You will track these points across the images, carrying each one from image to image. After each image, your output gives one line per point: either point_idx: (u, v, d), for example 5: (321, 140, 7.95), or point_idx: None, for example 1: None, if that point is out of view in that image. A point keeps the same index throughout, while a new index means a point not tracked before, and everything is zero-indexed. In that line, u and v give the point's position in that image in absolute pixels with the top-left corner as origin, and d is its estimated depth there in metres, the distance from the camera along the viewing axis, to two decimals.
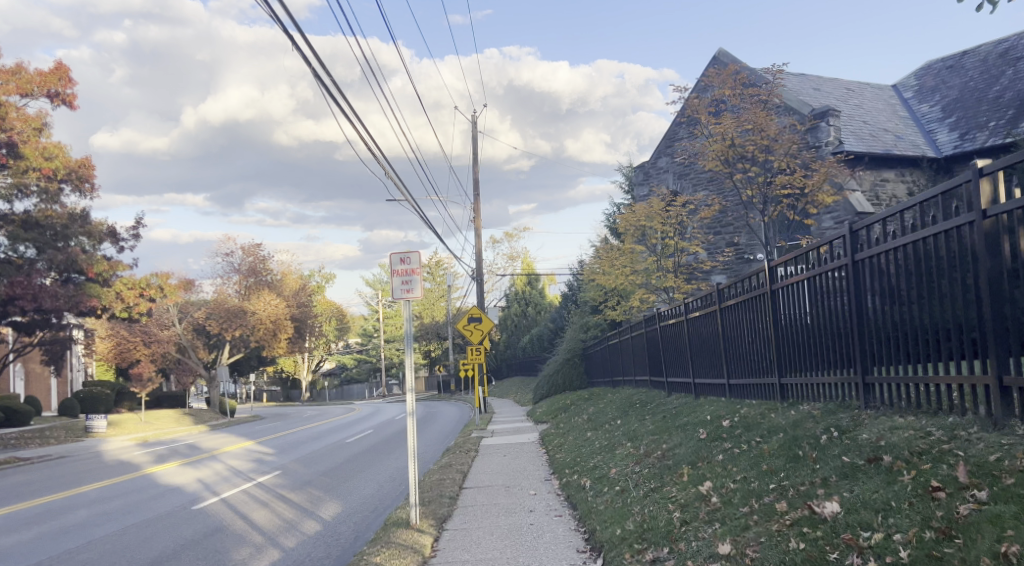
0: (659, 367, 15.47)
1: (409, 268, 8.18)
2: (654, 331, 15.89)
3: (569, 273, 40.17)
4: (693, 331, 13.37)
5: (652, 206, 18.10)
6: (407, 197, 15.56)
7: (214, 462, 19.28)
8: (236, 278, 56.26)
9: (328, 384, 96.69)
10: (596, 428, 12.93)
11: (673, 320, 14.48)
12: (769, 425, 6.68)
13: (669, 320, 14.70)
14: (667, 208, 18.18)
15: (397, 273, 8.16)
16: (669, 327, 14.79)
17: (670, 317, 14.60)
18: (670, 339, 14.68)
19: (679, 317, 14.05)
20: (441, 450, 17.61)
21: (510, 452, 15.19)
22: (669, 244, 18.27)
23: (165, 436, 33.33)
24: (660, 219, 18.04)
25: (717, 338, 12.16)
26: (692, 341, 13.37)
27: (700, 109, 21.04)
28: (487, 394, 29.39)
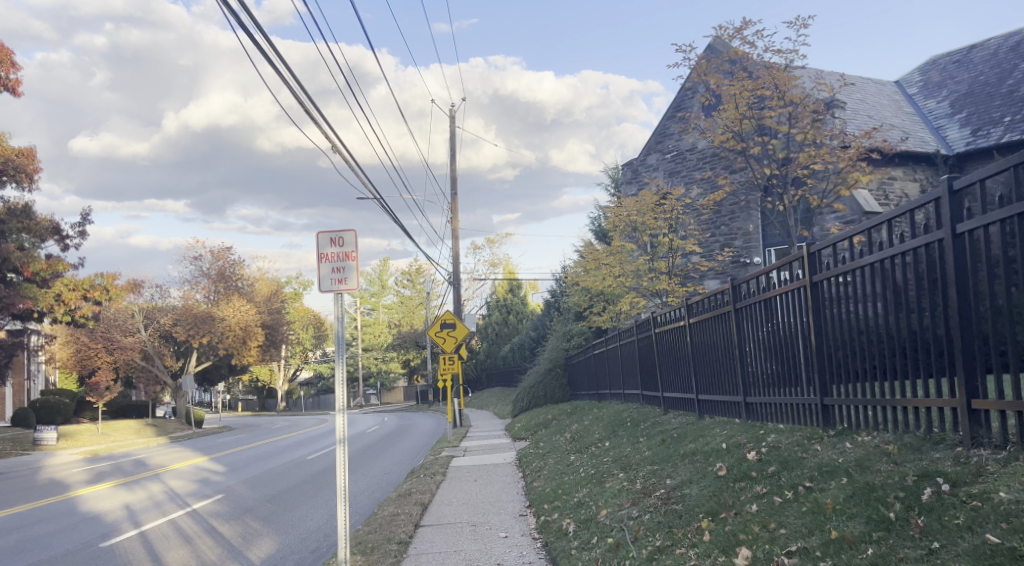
0: (654, 379, 13.70)
1: (342, 252, 6.28)
2: (648, 338, 14.11)
3: (552, 279, 38.38)
4: (695, 338, 11.57)
5: (644, 200, 16.37)
6: (356, 168, 13.52)
7: (153, 483, 17.26)
8: (206, 283, 54.03)
9: (305, 393, 94.22)
10: (583, 449, 11.09)
11: (670, 327, 12.70)
12: (815, 463, 4.93)
13: (666, 326, 12.94)
14: (664, 201, 16.54)
15: (326, 259, 6.27)
16: (666, 334, 13.00)
17: (667, 323, 12.84)
18: (668, 348, 12.90)
19: (678, 322, 12.28)
20: (407, 472, 15.74)
21: (482, 475, 13.34)
22: (666, 240, 16.48)
23: (118, 449, 31.23)
24: (655, 213, 16.36)
25: (733, 345, 10.11)
26: (695, 350, 11.56)
27: (708, 74, 19.42)
28: (463, 406, 27.51)
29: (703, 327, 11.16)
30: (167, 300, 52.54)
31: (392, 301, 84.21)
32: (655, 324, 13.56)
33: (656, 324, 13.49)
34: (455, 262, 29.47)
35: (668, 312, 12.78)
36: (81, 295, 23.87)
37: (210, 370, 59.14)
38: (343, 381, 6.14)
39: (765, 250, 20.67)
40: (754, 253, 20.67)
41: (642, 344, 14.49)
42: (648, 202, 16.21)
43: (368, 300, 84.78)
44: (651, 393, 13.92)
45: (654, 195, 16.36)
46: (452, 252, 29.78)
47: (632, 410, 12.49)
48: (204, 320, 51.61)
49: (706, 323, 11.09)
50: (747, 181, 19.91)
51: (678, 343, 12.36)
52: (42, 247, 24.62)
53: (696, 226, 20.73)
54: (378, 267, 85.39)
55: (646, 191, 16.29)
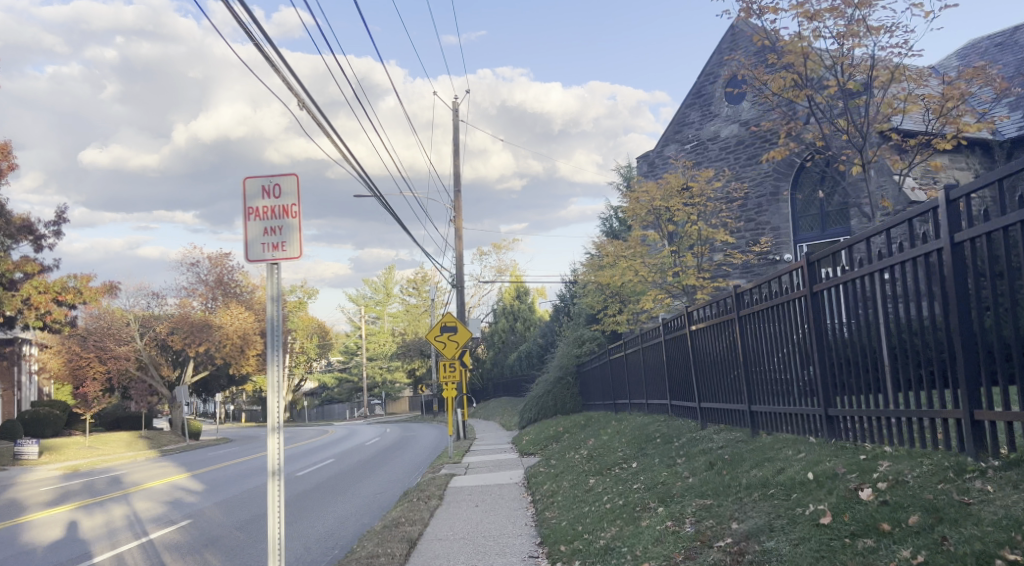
0: (689, 385, 11.46)
1: (276, 206, 4.43)
2: (683, 339, 11.81)
3: (562, 283, 36.53)
4: (747, 339, 9.00)
5: (667, 182, 14.62)
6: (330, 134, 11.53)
7: (118, 505, 15.51)
8: (202, 290, 52.40)
9: (310, 404, 92.58)
10: (610, 465, 9.30)
11: (714, 323, 10.23)
12: (1001, 515, 3.07)
13: (705, 323, 10.57)
14: (693, 183, 14.83)
15: (256, 216, 4.43)
16: (706, 334, 10.63)
17: (707, 319, 10.41)
18: (711, 351, 10.50)
19: (723, 319, 9.79)
20: (399, 494, 13.95)
21: (484, 498, 11.53)
22: (696, 225, 14.64)
23: (103, 464, 29.57)
24: (683, 196, 14.66)
25: (800, 342, 7.53)
26: (746, 352, 9.03)
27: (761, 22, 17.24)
28: (467, 417, 25.70)
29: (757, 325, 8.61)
30: (164, 308, 50.99)
31: (398, 309, 82.45)
32: (691, 322, 11.25)
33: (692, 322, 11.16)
34: (458, 264, 27.72)
35: (711, 306, 10.35)
36: (56, 300, 22.27)
37: (211, 380, 57.56)
38: (276, 388, 4.32)
39: (797, 246, 18.81)
40: (784, 249, 18.80)
41: (671, 345, 12.46)
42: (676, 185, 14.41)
43: (372, 308, 83.18)
44: (681, 401, 11.92)
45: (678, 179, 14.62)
46: (456, 253, 28.03)
47: (660, 424, 10.62)
48: (201, 328, 50.04)
49: (758, 320, 8.54)
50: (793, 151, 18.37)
51: (723, 345, 9.90)
52: (15, 248, 23.04)
53: (722, 215, 18.88)
54: (383, 274, 83.76)
55: (669, 174, 14.53)
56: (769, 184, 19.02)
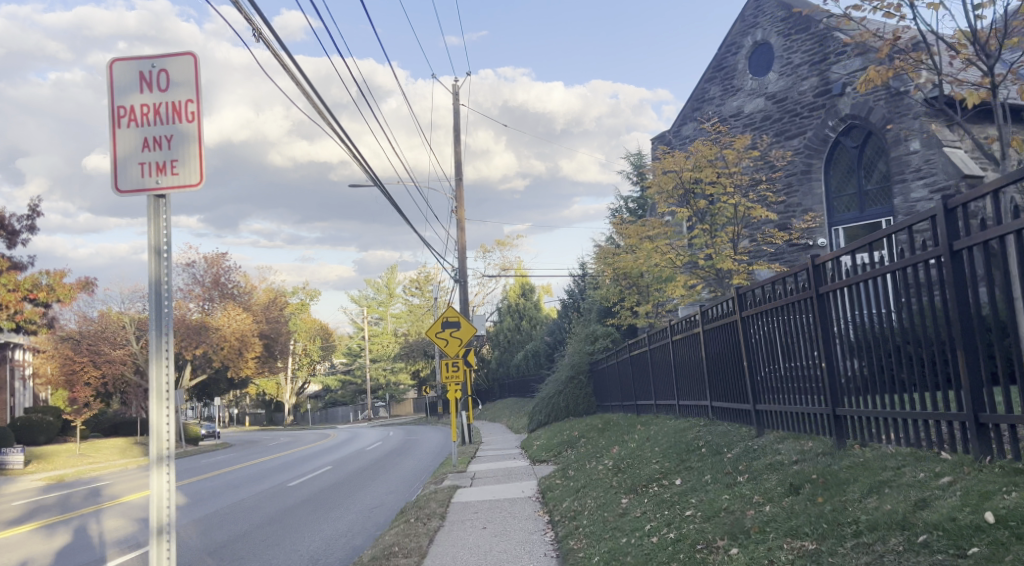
0: (740, 382, 9.21)
1: (157, 107, 2.76)
2: (728, 330, 9.53)
3: (570, 278, 34.79)
4: (834, 327, 6.53)
5: (695, 152, 12.95)
6: (310, 91, 9.86)
7: (82, 525, 13.89)
8: (198, 290, 50.68)
9: (314, 407, 91.02)
10: (654, 477, 7.69)
11: (780, 307, 7.79)
12: None
13: (766, 308, 8.16)
14: (727, 153, 13.17)
15: (129, 122, 2.76)
16: (767, 321, 8.22)
17: (768, 304, 7.99)
18: (773, 343, 8.08)
19: (794, 302, 7.36)
20: (394, 513, 12.33)
21: (493, 518, 9.86)
22: (731, 199, 12.90)
23: (90, 474, 28.02)
24: (716, 167, 13.00)
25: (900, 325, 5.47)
26: (832, 344, 6.59)
27: None
28: (473, 420, 24.04)
29: (852, 307, 6.17)
30: (159, 310, 49.37)
31: (401, 310, 80.70)
32: (744, 309, 8.86)
33: (745, 308, 8.78)
34: (461, 257, 26.01)
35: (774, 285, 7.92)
36: (26, 298, 20.67)
37: (210, 384, 55.98)
38: (162, 393, 2.74)
39: (832, 230, 17.08)
40: (818, 233, 17.08)
41: (705, 338, 10.56)
42: (708, 153, 12.69)
43: (375, 309, 81.41)
44: (721, 401, 10.00)
45: (710, 147, 12.93)
46: (458, 246, 26.38)
47: (700, 431, 8.91)
48: (198, 330, 48.58)
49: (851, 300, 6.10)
50: (825, 124, 17.03)
51: (794, 334, 7.46)
52: None
53: (758, 189, 17.12)
54: (385, 274, 82.11)
55: (699, 142, 12.79)
56: (799, 163, 17.32)
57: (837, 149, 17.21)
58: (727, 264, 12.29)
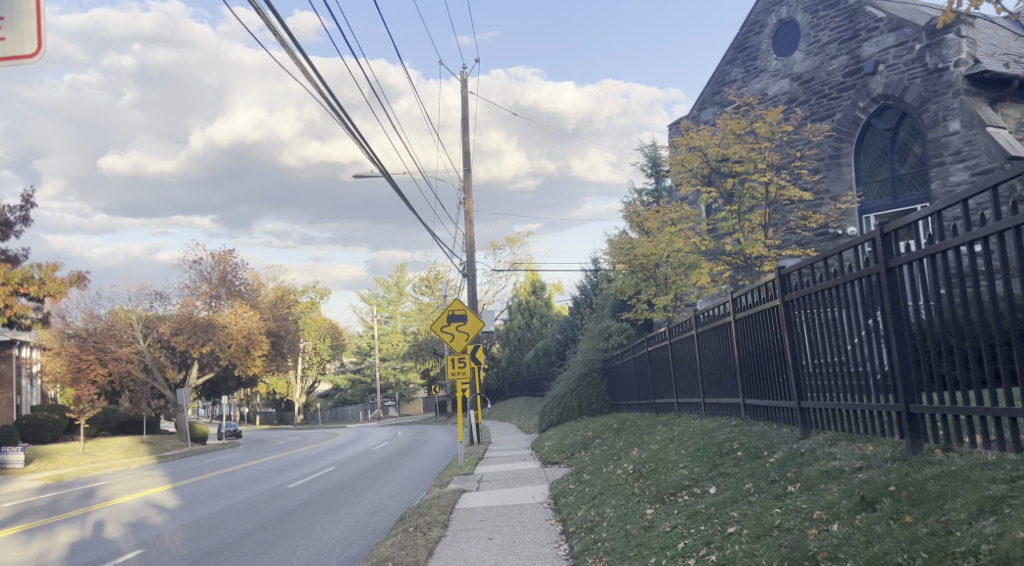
0: (780, 377, 7.93)
1: None
2: (766, 320, 8.26)
3: (582, 274, 33.82)
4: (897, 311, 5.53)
5: (722, 127, 12.00)
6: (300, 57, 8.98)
7: (64, 530, 13.03)
8: (205, 288, 49.53)
9: (323, 407, 90.27)
10: (686, 483, 6.73)
11: (832, 290, 6.50)
12: None
13: (815, 292, 6.86)
14: (756, 131, 12.09)
15: None
16: (816, 306, 6.92)
17: (819, 286, 6.70)
18: (825, 331, 6.80)
19: (851, 281, 6.07)
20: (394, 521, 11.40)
21: (499, 527, 8.90)
22: (762, 178, 11.89)
23: (88, 474, 27.23)
24: (745, 144, 12.01)
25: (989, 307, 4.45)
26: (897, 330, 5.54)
27: None
28: (482, 419, 23.13)
29: (926, 284, 5.11)
30: (166, 307, 48.76)
31: (410, 308, 79.91)
32: (786, 294, 7.54)
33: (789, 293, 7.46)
34: (470, 250, 25.11)
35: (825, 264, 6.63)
36: (16, 292, 19.88)
37: (217, 383, 55.25)
38: None
39: (863, 217, 15.98)
40: (847, 221, 16.02)
41: (736, 330, 9.33)
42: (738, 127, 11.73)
43: (384, 307, 80.53)
44: (754, 400, 8.80)
45: (739, 123, 11.93)
46: (465, 240, 25.49)
47: (733, 432, 7.89)
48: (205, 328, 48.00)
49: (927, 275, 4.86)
50: (855, 105, 15.98)
51: (853, 319, 6.19)
52: None
53: (791, 167, 16.00)
54: (395, 273, 81.34)
55: (726, 117, 11.85)
56: (828, 147, 16.26)
57: (868, 132, 16.12)
58: (757, 248, 11.29)
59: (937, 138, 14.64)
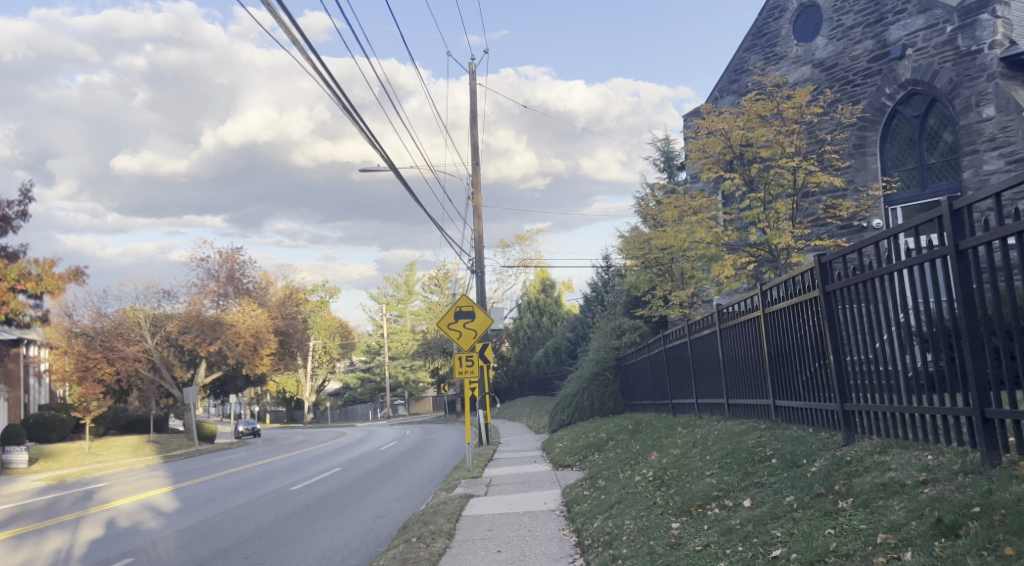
0: (819, 376, 7.15)
1: None
2: (801, 314, 7.46)
3: (593, 271, 33.11)
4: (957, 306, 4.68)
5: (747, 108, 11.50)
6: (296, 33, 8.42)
7: (56, 535, 12.50)
8: (212, 286, 48.96)
9: (333, 405, 89.95)
10: (716, 494, 6.09)
11: (881, 280, 5.72)
12: None
13: (861, 282, 6.06)
14: (783, 111, 11.57)
15: None
16: (862, 298, 6.13)
17: (867, 275, 5.89)
18: (874, 325, 6.01)
19: (906, 270, 5.29)
20: (395, 529, 10.81)
21: (505, 538, 8.31)
22: (789, 163, 11.25)
23: (90, 474, 26.82)
24: (772, 126, 11.43)
25: None
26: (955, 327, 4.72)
27: None
28: (491, 419, 22.47)
29: (986, 273, 4.25)
30: (174, 305, 48.35)
31: (420, 307, 79.25)
32: (826, 285, 6.73)
33: (830, 283, 6.65)
34: (478, 245, 24.51)
35: (872, 250, 5.83)
36: (12, 289, 19.36)
37: (226, 381, 54.89)
38: None
39: (889, 209, 15.25)
40: (873, 214, 15.28)
41: (766, 325, 8.54)
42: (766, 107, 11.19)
43: (394, 306, 79.84)
44: (786, 401, 8.03)
45: (765, 105, 11.41)
46: (474, 235, 24.86)
47: (763, 437, 7.20)
48: (213, 326, 47.59)
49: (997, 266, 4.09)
50: (882, 92, 15.24)
51: (908, 312, 5.41)
52: None
53: (819, 151, 15.19)
54: (404, 271, 80.70)
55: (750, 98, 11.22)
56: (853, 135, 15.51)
57: (894, 120, 15.36)
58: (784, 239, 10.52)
59: (969, 125, 13.92)
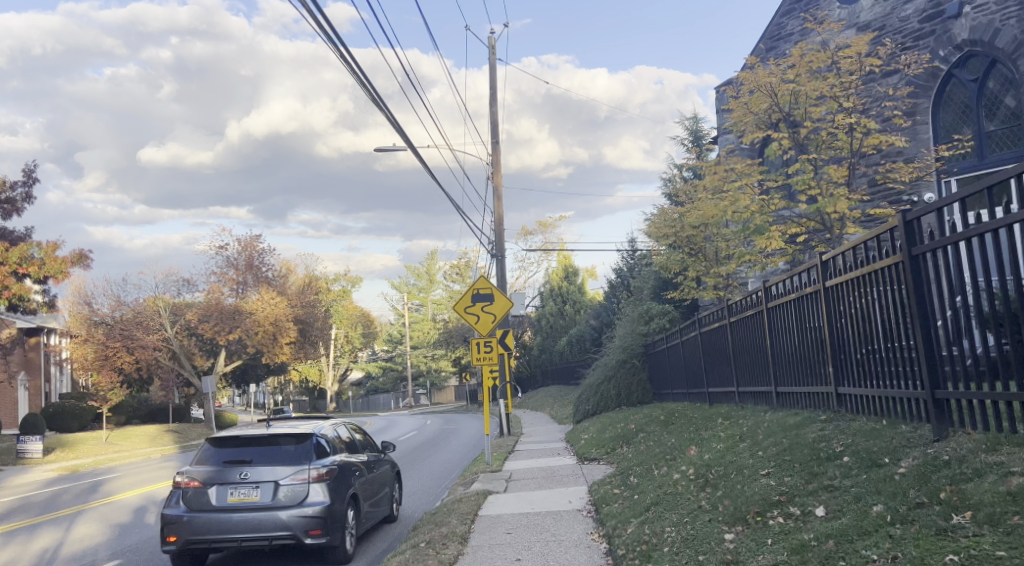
0: (899, 358, 5.72)
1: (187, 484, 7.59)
2: (875, 284, 5.93)
3: (618, 257, 32.00)
4: None
5: (794, 61, 10.52)
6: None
7: (49, 531, 11.74)
8: (232, 274, 48.56)
9: (356, 394, 89.67)
10: (778, 498, 5.12)
11: (974, 242, 4.56)
12: None
13: (950, 242, 4.81)
14: (837, 64, 10.48)
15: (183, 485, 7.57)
16: (948, 262, 4.94)
17: (957, 234, 4.65)
18: (965, 297, 4.83)
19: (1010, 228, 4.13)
20: (405, 530, 9.91)
21: (525, 544, 7.33)
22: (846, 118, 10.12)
23: (105, 465, 26.27)
24: (825, 80, 10.38)
25: None
26: None
27: None
28: (512, 409, 21.50)
29: None
30: (194, 294, 47.90)
31: (442, 295, 78.49)
32: (913, 246, 5.19)
33: (916, 246, 5.12)
34: (498, 228, 23.57)
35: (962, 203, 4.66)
36: (15, 273, 18.78)
37: (247, 370, 54.56)
38: None
39: (941, 181, 14.07)
40: (924, 187, 14.09)
41: (827, 299, 7.06)
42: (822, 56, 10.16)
43: (415, 295, 79.04)
44: (852, 388, 6.64)
45: (817, 57, 10.40)
46: (494, 217, 23.87)
47: (828, 433, 6.11)
48: (233, 315, 47.18)
49: None
50: (935, 54, 14.04)
51: (1012, 279, 4.25)
52: None
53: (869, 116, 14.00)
54: (426, 259, 79.94)
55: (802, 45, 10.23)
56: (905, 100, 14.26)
57: (948, 85, 14.13)
58: (841, 205, 9.26)
59: None
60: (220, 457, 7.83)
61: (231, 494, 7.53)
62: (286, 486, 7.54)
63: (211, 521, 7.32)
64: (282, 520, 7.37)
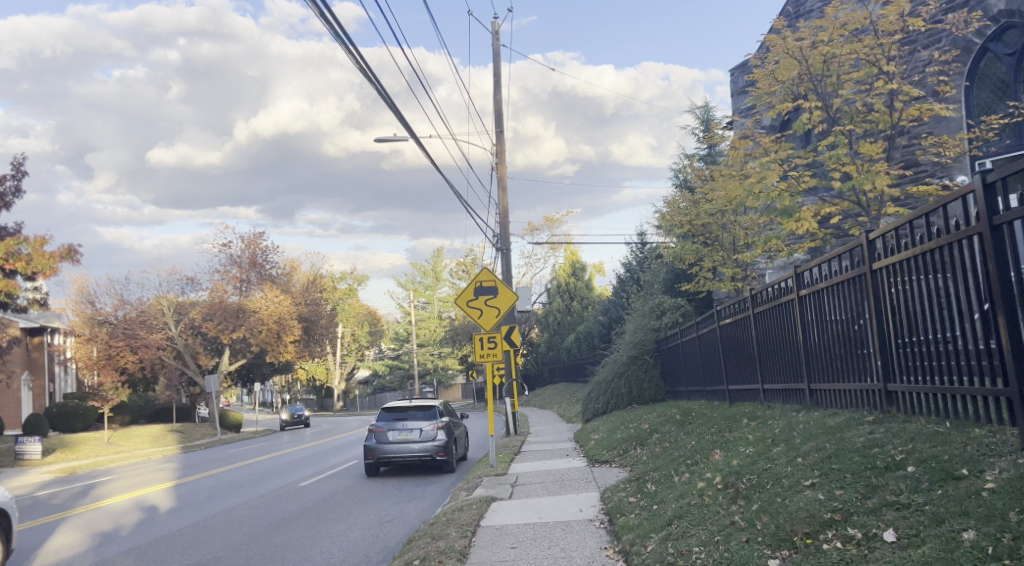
0: (972, 350, 4.86)
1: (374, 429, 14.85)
2: (940, 263, 5.06)
3: (627, 251, 31.12)
4: None
5: (825, 24, 9.78)
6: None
7: (27, 541, 11.03)
8: (235, 272, 47.87)
9: (363, 393, 88.97)
10: (830, 517, 4.29)
11: None
12: None
13: None
14: (876, 25, 9.69)
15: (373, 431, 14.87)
16: None
17: None
18: None
19: None
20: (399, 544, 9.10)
21: (530, 560, 6.52)
22: (886, 85, 9.38)
23: (101, 466, 25.57)
24: (862, 42, 9.61)
25: None
26: None
27: None
28: (519, 408, 20.65)
29: None
30: (198, 292, 47.24)
31: (448, 293, 77.71)
32: (995, 215, 4.33)
33: (999, 214, 4.26)
34: (502, 220, 22.76)
35: None
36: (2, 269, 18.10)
37: (251, 369, 53.90)
38: None
39: (975, 162, 13.15)
40: (957, 169, 13.20)
41: (872, 285, 6.17)
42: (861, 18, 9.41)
43: (422, 293, 78.30)
44: (907, 386, 5.77)
45: (852, 18, 9.66)
46: (499, 209, 23.04)
47: (880, 438, 5.25)
48: (236, 313, 46.52)
49: None
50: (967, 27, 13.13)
51: None
52: None
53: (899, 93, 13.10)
54: (432, 256, 79.17)
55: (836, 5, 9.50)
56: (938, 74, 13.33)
57: (983, 60, 13.25)
58: (880, 180, 8.38)
59: None
60: (389, 417, 15.25)
61: (399, 433, 15.02)
62: (426, 428, 15.00)
63: (393, 444, 14.81)
64: (426, 446, 14.90)
